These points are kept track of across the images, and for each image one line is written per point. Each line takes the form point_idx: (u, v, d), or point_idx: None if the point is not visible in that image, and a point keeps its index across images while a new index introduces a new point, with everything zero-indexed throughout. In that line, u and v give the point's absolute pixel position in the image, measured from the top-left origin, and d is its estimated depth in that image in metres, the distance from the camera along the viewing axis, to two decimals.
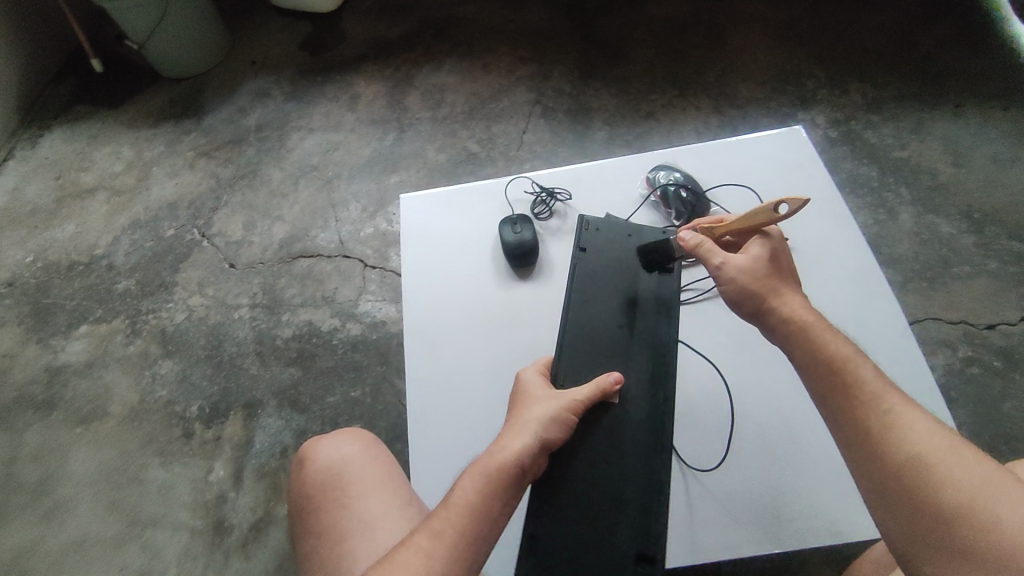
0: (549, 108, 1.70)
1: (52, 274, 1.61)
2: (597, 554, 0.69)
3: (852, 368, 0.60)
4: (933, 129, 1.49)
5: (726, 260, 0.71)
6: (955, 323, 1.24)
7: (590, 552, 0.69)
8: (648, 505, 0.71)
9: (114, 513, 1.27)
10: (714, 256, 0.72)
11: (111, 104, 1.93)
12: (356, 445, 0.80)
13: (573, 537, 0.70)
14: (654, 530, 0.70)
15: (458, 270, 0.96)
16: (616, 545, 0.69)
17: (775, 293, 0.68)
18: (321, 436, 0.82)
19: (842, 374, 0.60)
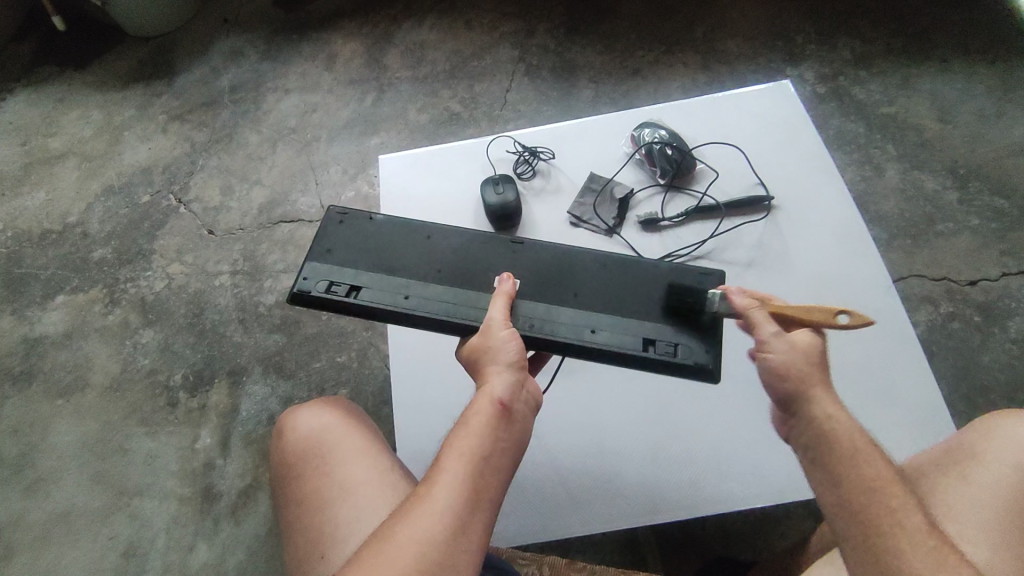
0: (533, 66, 1.65)
1: (23, 243, 1.57)
2: (354, 263, 0.73)
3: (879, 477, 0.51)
4: (921, 84, 1.47)
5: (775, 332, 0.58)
6: (938, 280, 1.24)
7: (360, 257, 0.74)
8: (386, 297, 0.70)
9: (102, 482, 1.27)
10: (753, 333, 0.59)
11: (76, 64, 1.85)
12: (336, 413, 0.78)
13: (321, 291, 0.71)
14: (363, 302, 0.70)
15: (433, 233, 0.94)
16: (359, 271, 0.72)
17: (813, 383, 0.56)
18: (298, 407, 0.81)
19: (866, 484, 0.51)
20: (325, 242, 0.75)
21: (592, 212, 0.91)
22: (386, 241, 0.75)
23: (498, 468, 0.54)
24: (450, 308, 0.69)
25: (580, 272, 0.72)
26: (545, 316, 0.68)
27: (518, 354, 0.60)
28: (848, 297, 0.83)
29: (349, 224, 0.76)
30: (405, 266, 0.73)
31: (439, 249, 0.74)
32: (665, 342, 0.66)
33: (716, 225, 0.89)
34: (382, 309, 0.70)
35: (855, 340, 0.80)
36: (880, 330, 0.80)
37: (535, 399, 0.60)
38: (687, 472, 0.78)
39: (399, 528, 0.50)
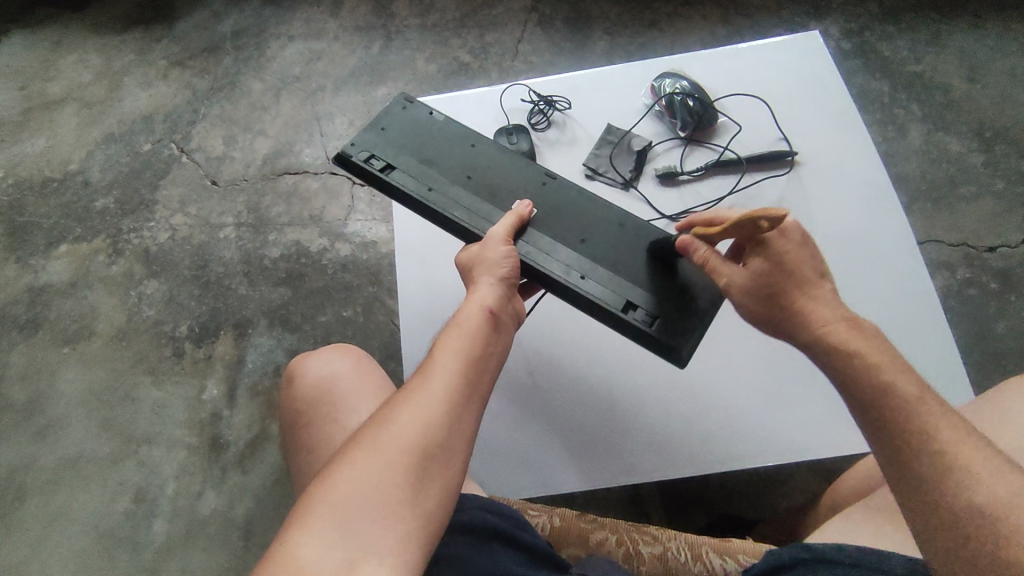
0: (546, 15, 1.59)
1: (24, 190, 1.54)
2: (398, 147, 0.77)
3: (904, 388, 0.50)
4: (951, 42, 1.41)
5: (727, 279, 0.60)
6: (956, 245, 1.22)
7: (407, 141, 0.77)
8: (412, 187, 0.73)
9: (110, 430, 1.28)
10: (718, 275, 0.61)
11: (72, 6, 1.78)
12: (345, 360, 0.77)
13: (364, 162, 0.75)
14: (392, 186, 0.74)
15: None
16: (399, 155, 0.76)
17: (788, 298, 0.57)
18: (309, 354, 0.80)
19: (887, 402, 0.50)
20: (383, 120, 0.79)
21: (608, 165, 0.88)
22: (428, 135, 0.78)
23: (488, 365, 0.58)
24: (462, 219, 0.71)
25: (604, 232, 0.71)
26: (552, 257, 0.69)
27: (509, 271, 0.64)
28: (869, 258, 0.80)
29: (411, 110, 0.80)
30: (435, 159, 0.76)
31: (478, 159, 0.76)
32: (644, 313, 0.65)
33: (736, 179, 0.86)
34: (405, 194, 0.73)
35: (874, 301, 0.78)
36: (901, 292, 0.78)
37: (516, 313, 0.65)
38: (697, 431, 0.76)
39: (401, 406, 0.53)
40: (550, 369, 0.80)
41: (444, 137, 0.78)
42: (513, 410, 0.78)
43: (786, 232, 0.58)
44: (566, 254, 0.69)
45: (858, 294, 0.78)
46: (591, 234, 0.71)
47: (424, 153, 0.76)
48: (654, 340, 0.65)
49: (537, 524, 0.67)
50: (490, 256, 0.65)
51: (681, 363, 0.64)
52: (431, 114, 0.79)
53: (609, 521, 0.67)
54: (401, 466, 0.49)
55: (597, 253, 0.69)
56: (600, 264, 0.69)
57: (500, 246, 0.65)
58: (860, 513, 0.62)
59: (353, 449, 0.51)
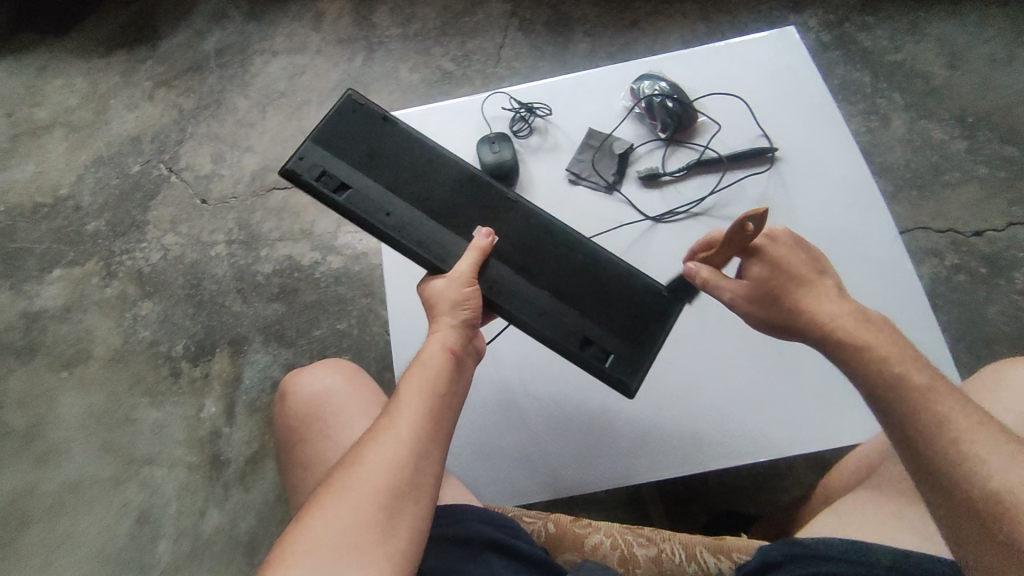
0: (526, 20, 1.59)
1: (15, 217, 1.55)
2: (346, 158, 0.72)
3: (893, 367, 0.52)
4: (931, 29, 1.42)
5: (732, 293, 0.64)
6: (943, 232, 1.22)
7: (356, 152, 0.73)
8: (371, 209, 0.71)
9: (110, 453, 1.28)
10: (718, 292, 0.64)
11: (56, 32, 1.79)
12: (336, 375, 0.78)
13: (314, 180, 0.71)
14: (352, 208, 0.70)
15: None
16: (349, 169, 0.72)
17: (802, 286, 0.60)
18: (302, 368, 0.80)
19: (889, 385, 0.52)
20: (333, 126, 0.74)
21: (591, 170, 0.89)
22: (376, 143, 0.73)
23: (453, 403, 0.59)
24: (423, 244, 0.70)
25: (567, 255, 0.70)
26: (516, 284, 0.68)
27: (472, 310, 0.64)
28: (851, 250, 0.81)
29: (356, 111, 0.74)
30: (395, 176, 0.72)
31: (436, 176, 0.73)
32: (600, 347, 0.67)
33: (717, 179, 0.87)
34: (361, 218, 0.70)
35: (860, 293, 0.79)
36: (883, 285, 0.79)
37: (476, 349, 0.66)
38: (690, 430, 0.76)
39: (368, 449, 0.54)
40: (538, 377, 0.80)
41: (396, 145, 0.74)
42: (504, 421, 0.78)
43: (776, 237, 0.63)
44: (526, 283, 0.68)
45: (845, 287, 0.79)
46: (545, 262, 0.70)
47: (380, 170, 0.72)
48: (606, 374, 0.67)
49: (532, 531, 0.67)
50: (445, 297, 0.64)
51: (630, 395, 0.67)
52: (379, 116, 0.75)
53: (604, 524, 0.67)
54: (370, 512, 0.50)
55: (552, 279, 0.69)
56: (553, 292, 0.68)
57: (464, 284, 0.64)
58: (846, 507, 0.63)
59: (324, 495, 0.52)
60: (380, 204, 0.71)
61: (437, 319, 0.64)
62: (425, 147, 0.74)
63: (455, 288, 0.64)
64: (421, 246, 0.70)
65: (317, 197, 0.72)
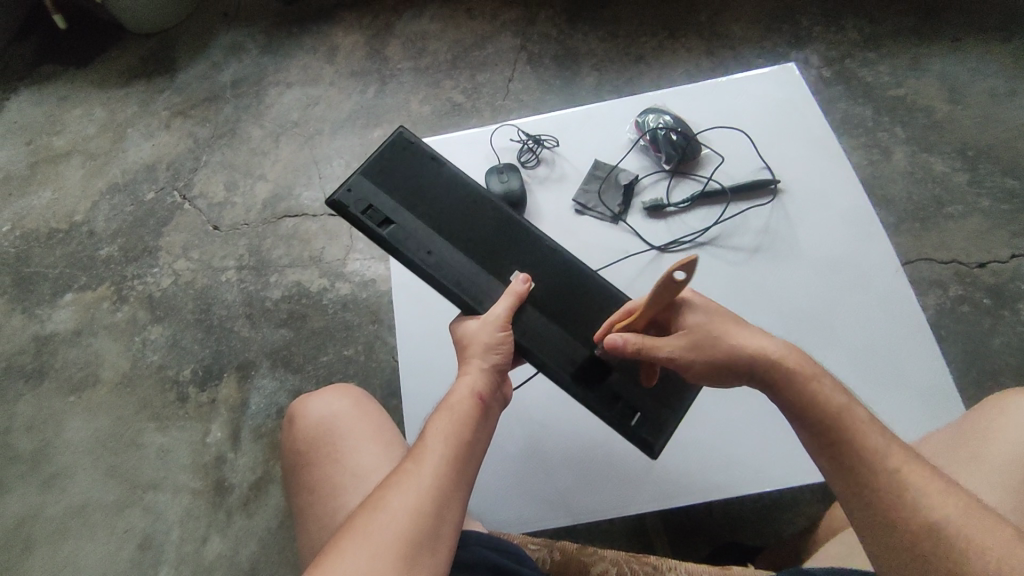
0: (535, 54, 1.64)
1: (31, 242, 1.58)
2: (394, 194, 0.74)
3: (857, 411, 0.56)
4: (931, 66, 1.45)
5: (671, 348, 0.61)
6: (947, 263, 1.23)
7: (404, 189, 0.75)
8: (416, 246, 0.72)
9: (115, 476, 1.28)
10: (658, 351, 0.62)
11: (78, 63, 1.85)
12: (346, 400, 0.78)
13: (362, 214, 0.73)
14: (397, 245, 0.72)
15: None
16: (396, 205, 0.74)
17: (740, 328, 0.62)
18: (312, 393, 0.81)
19: (843, 429, 0.55)
20: (383, 163, 0.76)
21: (598, 200, 0.90)
22: (426, 182, 0.75)
23: (475, 451, 0.59)
24: (461, 285, 0.71)
25: (592, 306, 0.71)
26: (533, 324, 0.69)
27: (503, 356, 0.65)
28: (854, 281, 0.82)
29: (409, 150, 0.77)
30: (440, 216, 0.74)
31: (479, 219, 0.75)
32: (627, 407, 0.68)
33: (721, 210, 0.88)
34: (403, 253, 0.72)
35: (865, 322, 0.80)
36: (885, 316, 0.80)
37: (503, 397, 0.66)
38: (694, 457, 0.77)
39: (390, 492, 0.54)
40: (544, 403, 0.81)
41: (445, 186, 0.76)
42: (511, 449, 0.79)
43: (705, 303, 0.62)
44: (553, 331, 0.69)
45: (849, 316, 0.80)
46: (574, 312, 0.71)
47: (426, 208, 0.74)
48: (632, 431, 0.68)
49: (538, 558, 0.67)
50: (478, 341, 0.65)
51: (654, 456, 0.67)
52: (430, 156, 0.77)
53: (609, 552, 0.67)
54: (389, 556, 0.50)
55: (581, 330, 0.70)
56: (584, 345, 0.69)
57: (499, 329, 0.65)
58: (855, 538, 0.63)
59: (343, 536, 0.52)
60: (423, 242, 0.72)
61: (469, 362, 0.65)
62: (474, 190, 0.76)
63: (488, 332, 0.65)
64: (457, 286, 0.71)
65: (361, 228, 0.73)
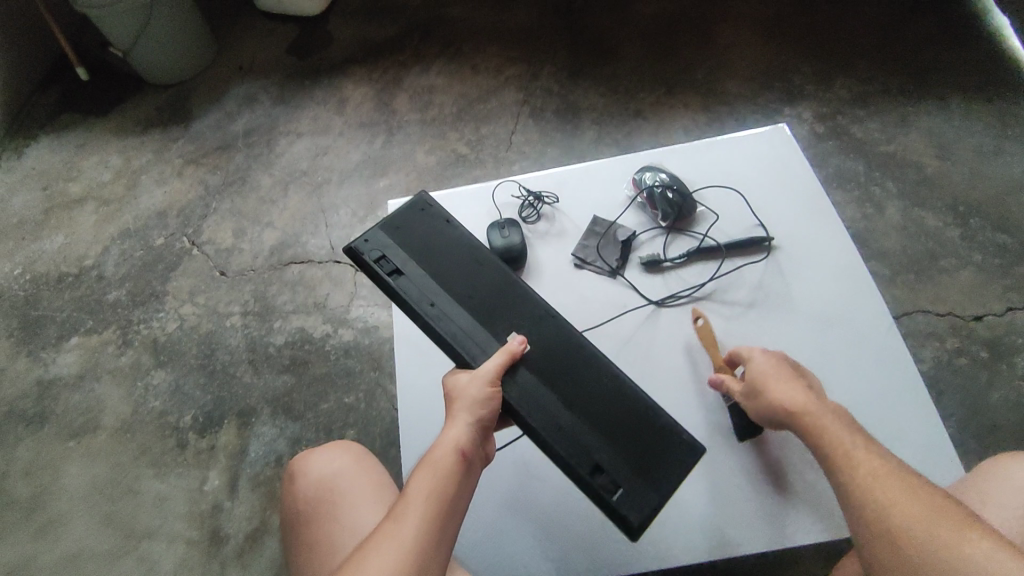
0: (537, 108, 1.70)
1: (41, 286, 1.61)
2: (409, 249, 0.81)
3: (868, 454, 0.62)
4: (920, 123, 1.50)
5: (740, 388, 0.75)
6: (943, 315, 1.24)
7: (418, 247, 0.81)
8: (422, 298, 0.77)
9: (111, 524, 1.27)
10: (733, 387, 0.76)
11: (97, 113, 1.92)
12: (346, 457, 0.79)
13: (376, 263, 0.79)
14: (403, 295, 0.77)
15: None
16: (410, 259, 0.80)
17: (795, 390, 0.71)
18: (314, 448, 0.82)
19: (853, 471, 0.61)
20: (402, 222, 0.83)
21: (596, 255, 0.93)
22: (438, 242, 0.82)
23: (457, 510, 0.60)
24: (458, 339, 0.74)
25: (584, 371, 0.72)
26: (527, 389, 0.70)
27: (489, 412, 0.66)
28: (848, 337, 0.83)
29: (428, 213, 0.84)
30: (446, 272, 0.79)
31: (483, 279, 0.79)
32: (611, 478, 0.66)
33: (716, 266, 0.90)
34: (408, 302, 0.77)
35: (861, 379, 0.80)
36: (879, 371, 0.81)
37: (488, 454, 0.67)
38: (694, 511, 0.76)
39: (370, 553, 0.55)
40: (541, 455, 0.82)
41: (455, 246, 0.81)
42: (507, 505, 0.79)
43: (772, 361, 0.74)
44: (547, 394, 0.70)
45: (845, 372, 0.81)
46: (565, 376, 0.72)
47: (435, 264, 0.79)
48: (614, 506, 0.65)
49: None
50: (465, 395, 0.66)
51: (633, 534, 0.64)
52: (445, 220, 0.84)
53: None
54: None
55: (572, 396, 0.70)
56: (573, 413, 0.69)
57: (487, 385, 0.67)
58: None
59: None
60: (427, 295, 0.77)
61: (455, 416, 0.66)
62: (483, 252, 0.81)
63: (477, 388, 0.67)
64: (456, 341, 0.74)
65: (373, 275, 0.79)
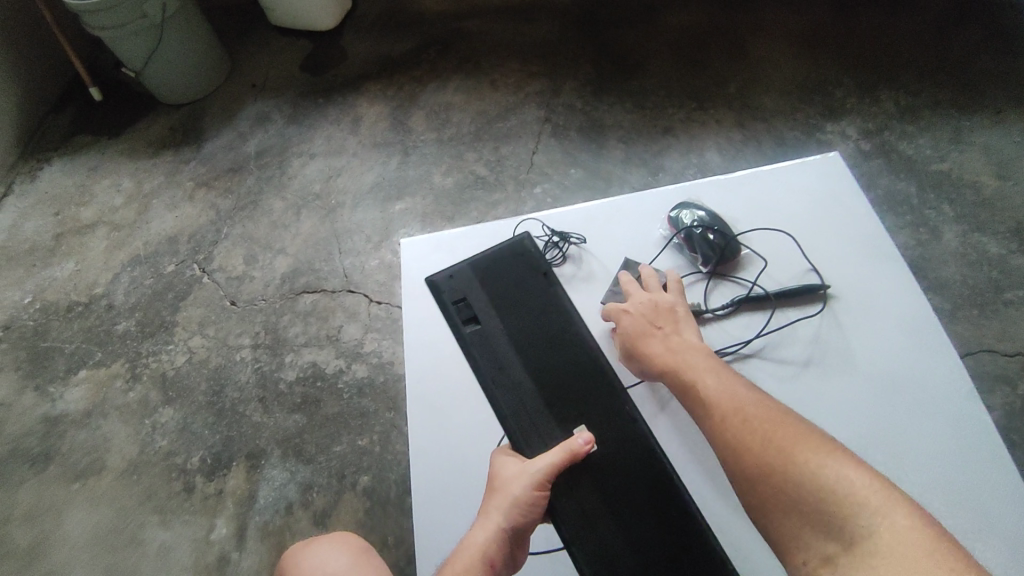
0: (559, 126, 1.61)
1: (51, 315, 1.57)
2: (490, 293, 0.83)
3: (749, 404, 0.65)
4: (977, 139, 1.38)
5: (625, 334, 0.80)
6: (1010, 356, 1.13)
7: (501, 296, 0.83)
8: (492, 353, 0.80)
9: (115, 574, 1.21)
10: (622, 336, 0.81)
11: (109, 134, 1.88)
12: (346, 555, 0.71)
13: (458, 303, 0.84)
14: (473, 343, 0.81)
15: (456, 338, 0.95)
16: (489, 305, 0.83)
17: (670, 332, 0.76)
18: (312, 542, 0.75)
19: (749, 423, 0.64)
20: (491, 265, 0.85)
21: None
22: (519, 299, 0.82)
23: None
24: (516, 413, 0.76)
25: (641, 483, 0.71)
26: (574, 494, 0.70)
27: (526, 517, 0.66)
28: (919, 400, 0.74)
29: (521, 260, 0.85)
30: (520, 333, 0.80)
31: (557, 356, 0.78)
32: None
33: (765, 319, 0.81)
34: (476, 352, 0.80)
35: (937, 452, 0.71)
36: (959, 440, 0.71)
37: (515, 561, 0.67)
38: None
39: None
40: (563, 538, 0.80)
41: (535, 308, 0.82)
42: None
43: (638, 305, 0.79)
44: (592, 499, 0.70)
45: (918, 445, 0.71)
46: (625, 489, 0.71)
47: (513, 318, 0.81)
48: None
49: None
50: (507, 494, 0.68)
51: None
52: (540, 275, 0.84)
53: None
54: None
55: (624, 514, 0.69)
56: (616, 523, 0.69)
57: (533, 488, 0.68)
58: None
59: None
60: (492, 356, 0.79)
61: (491, 512, 0.67)
62: (563, 326, 0.80)
63: (519, 487, 0.68)
64: (514, 415, 0.75)
65: (447, 311, 0.84)
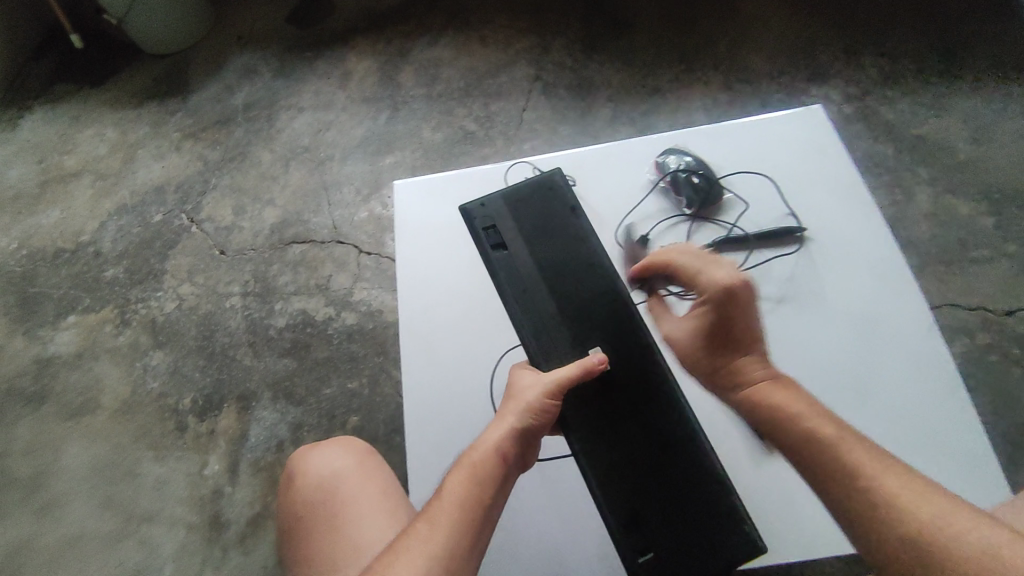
0: (549, 83, 1.62)
1: (37, 261, 1.56)
2: (520, 220, 0.83)
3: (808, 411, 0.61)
4: (954, 105, 1.42)
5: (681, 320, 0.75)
6: (974, 309, 1.19)
7: (531, 224, 0.83)
8: (518, 276, 0.80)
9: (110, 508, 1.25)
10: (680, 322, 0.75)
11: (92, 83, 1.85)
12: (349, 457, 0.78)
13: (487, 228, 0.83)
14: (502, 267, 0.80)
15: (445, 277, 0.98)
16: (521, 232, 0.82)
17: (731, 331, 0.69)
18: (316, 445, 0.81)
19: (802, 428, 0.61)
20: (521, 193, 0.85)
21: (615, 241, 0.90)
22: (551, 226, 0.82)
23: (490, 510, 0.62)
24: (538, 336, 0.77)
25: (636, 408, 0.73)
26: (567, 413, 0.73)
27: (541, 423, 0.67)
28: (885, 338, 0.79)
29: (553, 190, 0.85)
30: (550, 260, 0.80)
31: (586, 283, 0.79)
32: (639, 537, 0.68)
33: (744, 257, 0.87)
34: (503, 276, 0.80)
35: (899, 384, 0.77)
36: (919, 375, 0.77)
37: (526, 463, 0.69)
38: None
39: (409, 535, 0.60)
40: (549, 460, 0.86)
41: (569, 235, 0.82)
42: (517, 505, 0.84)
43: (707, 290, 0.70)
44: (580, 416, 0.73)
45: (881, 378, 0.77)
46: (616, 412, 0.73)
47: (545, 246, 0.81)
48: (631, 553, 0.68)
49: None
50: (522, 400, 0.68)
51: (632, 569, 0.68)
52: (572, 206, 0.83)
53: None
54: None
55: (613, 437, 0.72)
56: (607, 441, 0.72)
57: (545, 396, 0.68)
58: None
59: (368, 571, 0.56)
60: (523, 281, 0.79)
61: (507, 414, 0.68)
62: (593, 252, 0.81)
63: (536, 395, 0.68)
64: (535, 333, 0.77)
65: (477, 234, 0.83)
